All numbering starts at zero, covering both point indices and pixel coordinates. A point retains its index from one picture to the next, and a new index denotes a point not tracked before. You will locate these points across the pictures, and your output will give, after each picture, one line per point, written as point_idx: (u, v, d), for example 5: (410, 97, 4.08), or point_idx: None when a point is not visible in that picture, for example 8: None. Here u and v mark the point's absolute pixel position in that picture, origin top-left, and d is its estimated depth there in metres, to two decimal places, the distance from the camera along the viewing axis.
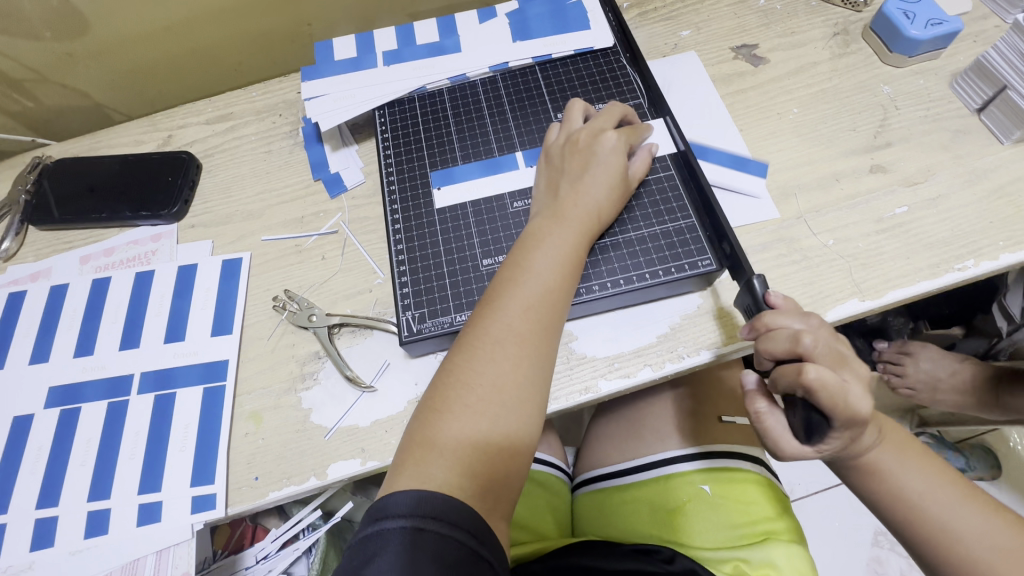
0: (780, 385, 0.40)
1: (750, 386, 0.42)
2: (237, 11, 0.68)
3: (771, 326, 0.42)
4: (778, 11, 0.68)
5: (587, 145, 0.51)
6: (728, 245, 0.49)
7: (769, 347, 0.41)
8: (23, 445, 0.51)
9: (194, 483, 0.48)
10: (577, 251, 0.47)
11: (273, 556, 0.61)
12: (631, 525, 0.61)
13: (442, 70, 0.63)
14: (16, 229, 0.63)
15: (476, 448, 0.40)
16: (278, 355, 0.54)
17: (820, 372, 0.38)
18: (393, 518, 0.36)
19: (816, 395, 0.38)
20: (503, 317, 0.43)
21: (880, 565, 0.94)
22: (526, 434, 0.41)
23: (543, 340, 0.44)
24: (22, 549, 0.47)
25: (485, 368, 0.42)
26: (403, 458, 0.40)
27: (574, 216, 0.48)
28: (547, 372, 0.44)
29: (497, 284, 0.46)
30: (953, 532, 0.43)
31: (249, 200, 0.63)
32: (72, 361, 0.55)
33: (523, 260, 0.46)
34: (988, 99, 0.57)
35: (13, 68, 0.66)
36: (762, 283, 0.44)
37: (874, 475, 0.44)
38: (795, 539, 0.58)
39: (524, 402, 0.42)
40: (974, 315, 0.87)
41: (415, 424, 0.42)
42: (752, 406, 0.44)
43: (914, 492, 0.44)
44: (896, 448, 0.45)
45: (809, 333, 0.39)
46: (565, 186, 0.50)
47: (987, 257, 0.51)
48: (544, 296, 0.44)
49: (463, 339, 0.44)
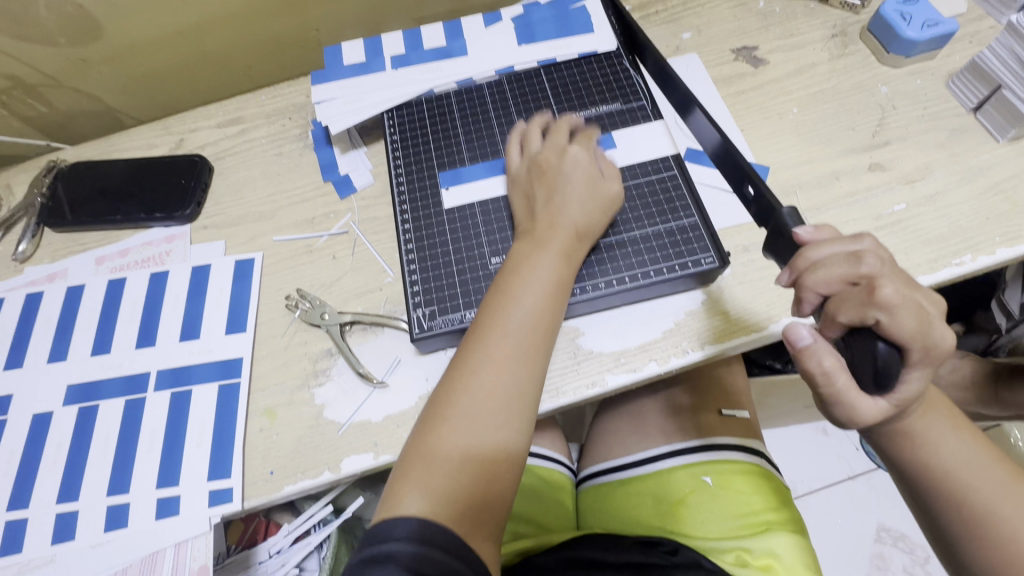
0: (841, 317, 0.37)
1: (804, 338, 0.38)
2: (247, 16, 0.69)
3: (815, 259, 0.39)
4: (778, 14, 0.69)
5: (553, 166, 0.53)
6: (754, 189, 0.47)
7: (822, 277, 0.38)
8: (42, 441, 0.53)
9: (211, 477, 0.50)
10: (560, 277, 0.48)
11: (286, 551, 0.63)
12: (634, 516, 0.62)
13: (449, 73, 0.64)
14: (32, 232, 0.64)
15: (455, 477, 0.41)
16: (291, 352, 0.55)
17: (896, 288, 0.36)
18: (395, 540, 0.38)
19: (896, 313, 0.35)
20: (486, 342, 0.44)
21: (882, 561, 0.95)
22: (504, 460, 0.42)
23: (524, 365, 0.44)
24: (43, 543, 0.49)
25: (464, 397, 0.43)
26: (394, 483, 0.41)
27: (554, 239, 0.49)
28: (529, 397, 0.44)
29: (484, 309, 0.47)
30: (994, 510, 0.41)
31: (260, 202, 0.64)
32: (89, 359, 0.56)
33: (506, 287, 0.47)
34: (984, 98, 0.58)
35: (27, 74, 0.68)
36: (794, 214, 0.43)
37: (917, 444, 0.42)
38: (798, 531, 0.58)
39: (501, 429, 0.42)
40: (975, 310, 0.90)
41: (403, 452, 0.43)
42: (816, 366, 0.38)
43: (955, 466, 0.42)
44: (945, 417, 0.43)
45: (867, 253, 0.37)
46: (538, 208, 0.51)
47: (984, 252, 0.52)
48: (525, 323, 0.45)
49: (449, 367, 0.45)
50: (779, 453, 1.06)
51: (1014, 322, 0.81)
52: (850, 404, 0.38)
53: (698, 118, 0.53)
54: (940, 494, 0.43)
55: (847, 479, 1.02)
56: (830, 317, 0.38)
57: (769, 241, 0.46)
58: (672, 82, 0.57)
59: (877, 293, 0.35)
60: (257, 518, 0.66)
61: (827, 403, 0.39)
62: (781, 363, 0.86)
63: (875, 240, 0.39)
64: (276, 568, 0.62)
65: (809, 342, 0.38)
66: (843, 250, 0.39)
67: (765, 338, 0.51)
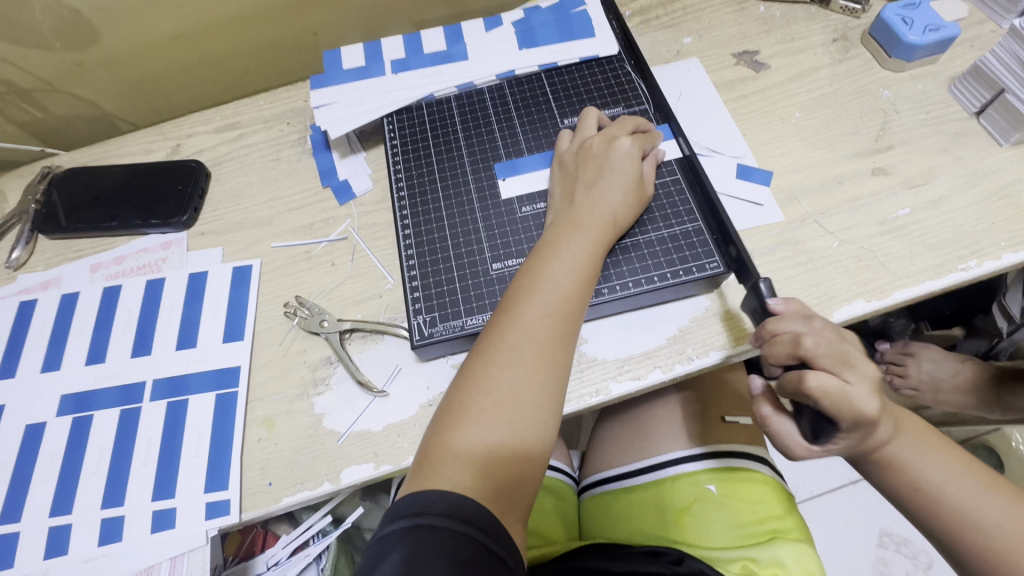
0: (787, 389, 0.42)
1: (754, 391, 0.45)
2: (245, 20, 0.69)
3: (775, 331, 0.43)
4: (778, 18, 0.69)
5: (600, 151, 0.52)
6: (734, 249, 0.50)
7: (770, 351, 0.43)
8: (36, 453, 0.52)
9: (208, 489, 0.49)
10: (593, 260, 0.48)
11: (283, 563, 0.61)
12: (638, 526, 0.61)
13: (450, 78, 0.64)
14: (26, 239, 0.63)
15: (490, 454, 0.40)
16: (289, 361, 0.54)
17: (822, 377, 0.40)
18: (396, 520, 0.37)
19: (821, 397, 0.40)
20: (521, 323, 0.44)
21: (886, 567, 0.94)
22: (540, 436, 0.42)
23: (560, 346, 0.44)
24: (35, 557, 0.47)
25: (502, 374, 0.42)
26: (420, 466, 0.41)
27: (590, 224, 0.49)
28: (561, 380, 0.44)
29: (515, 290, 0.46)
30: (971, 522, 0.42)
31: (258, 208, 0.64)
32: (84, 369, 0.55)
33: (540, 266, 0.46)
34: (987, 102, 0.58)
35: (21, 78, 0.67)
36: (768, 287, 0.46)
37: (887, 467, 0.45)
38: (803, 540, 0.57)
39: (536, 408, 0.42)
40: (974, 315, 0.90)
41: (434, 424, 0.43)
42: (760, 411, 0.45)
43: (930, 483, 0.44)
44: (909, 438, 0.44)
45: (809, 337, 0.41)
46: (581, 193, 0.51)
47: (989, 257, 0.52)
48: (561, 305, 0.45)
49: (481, 343, 0.44)
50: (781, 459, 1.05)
51: (1014, 326, 0.81)
52: (785, 445, 0.43)
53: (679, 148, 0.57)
54: (921, 510, 0.44)
55: (848, 484, 1.02)
56: (780, 385, 0.43)
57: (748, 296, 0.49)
58: (662, 104, 0.60)
59: (805, 381, 0.40)
60: (255, 528, 0.65)
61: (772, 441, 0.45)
62: None
63: (825, 323, 0.42)
64: None
65: (757, 394, 0.45)
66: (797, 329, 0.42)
67: None
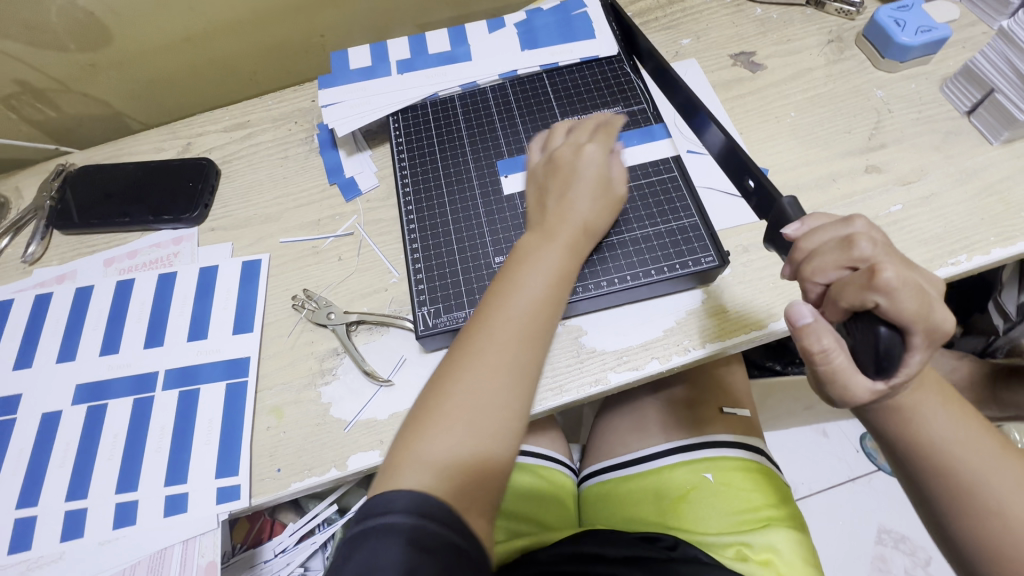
0: (843, 301, 0.34)
1: (804, 317, 0.35)
2: (254, 23, 0.71)
3: (812, 247, 0.37)
4: (775, 20, 0.70)
5: (569, 159, 0.53)
6: (755, 181, 0.48)
7: (817, 265, 0.36)
8: (52, 441, 0.53)
9: (219, 475, 0.50)
10: (562, 269, 0.48)
11: (290, 550, 0.63)
12: (634, 513, 0.62)
13: (454, 78, 0.66)
14: (41, 235, 0.65)
15: (451, 461, 0.40)
16: (297, 352, 0.56)
17: (897, 270, 0.33)
18: (398, 513, 0.37)
19: (896, 296, 0.32)
20: (487, 333, 0.45)
21: (884, 563, 0.95)
22: (505, 441, 0.42)
23: (529, 351, 0.45)
24: (52, 540, 0.49)
25: (464, 382, 0.43)
26: (385, 473, 0.41)
27: (561, 232, 0.49)
28: (530, 385, 0.44)
29: (487, 301, 0.47)
30: (982, 483, 0.40)
31: (267, 204, 0.65)
32: (98, 359, 0.57)
33: (512, 274, 0.48)
34: (977, 102, 0.59)
35: (36, 78, 0.68)
36: (795, 204, 0.42)
37: (908, 421, 0.40)
38: (798, 527, 0.59)
39: (502, 412, 0.43)
40: (971, 312, 0.90)
41: (402, 428, 0.43)
42: (812, 345, 0.35)
43: (946, 442, 0.40)
44: (936, 394, 0.40)
45: (861, 235, 0.34)
46: (551, 201, 0.52)
47: (979, 252, 0.53)
48: (528, 313, 0.46)
49: (454, 351, 0.45)
50: (779, 456, 1.06)
51: (1011, 324, 0.82)
52: (844, 383, 0.35)
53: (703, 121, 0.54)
54: (929, 469, 0.41)
55: (847, 481, 1.03)
56: (831, 302, 0.35)
57: (769, 233, 0.45)
58: (674, 82, 0.57)
59: (876, 277, 0.32)
60: (263, 516, 0.67)
61: (820, 380, 0.37)
62: (780, 364, 0.88)
63: (871, 221, 0.37)
64: (280, 568, 0.62)
65: (809, 320, 0.35)
66: (838, 235, 0.36)
67: (764, 337, 0.52)
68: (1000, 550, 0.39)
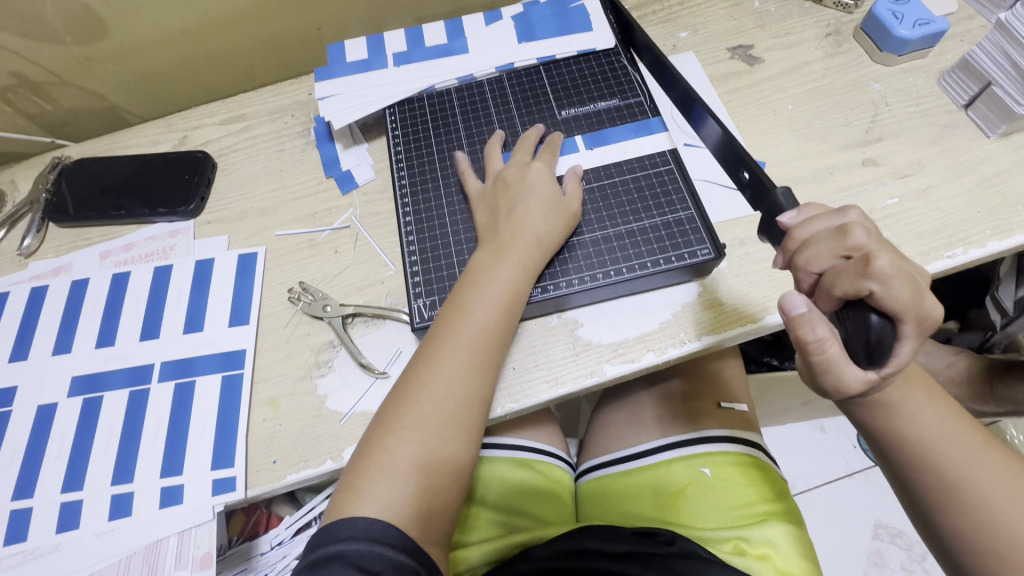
0: (836, 290, 0.34)
1: (798, 306, 0.34)
2: (250, 15, 0.71)
3: (805, 236, 0.37)
4: (773, 13, 0.70)
5: (517, 179, 0.54)
6: (750, 174, 0.47)
7: (812, 254, 0.35)
8: (48, 432, 0.53)
9: (214, 467, 0.50)
10: (515, 288, 0.49)
11: (287, 542, 0.63)
12: (632, 508, 0.63)
13: (451, 70, 0.65)
14: (37, 227, 0.65)
15: (400, 484, 0.43)
16: (293, 344, 0.56)
17: (891, 258, 0.32)
18: (349, 540, 0.40)
19: (890, 284, 0.32)
20: (436, 357, 0.46)
21: (880, 558, 0.96)
22: (452, 464, 0.45)
23: (477, 374, 0.46)
24: (48, 531, 0.49)
25: (413, 407, 0.45)
26: (342, 494, 0.43)
27: (514, 250, 0.50)
28: (479, 407, 0.46)
29: (438, 324, 0.48)
30: (966, 478, 0.40)
31: (264, 197, 0.65)
32: (94, 352, 0.57)
33: (461, 299, 0.48)
34: (975, 95, 0.59)
35: (32, 71, 0.68)
36: (789, 194, 0.42)
37: (893, 415, 0.40)
38: (794, 522, 0.59)
39: (450, 435, 0.45)
40: (970, 309, 0.91)
41: (355, 456, 0.45)
42: (806, 335, 0.34)
43: (930, 437, 0.40)
44: (921, 388, 0.40)
45: (856, 224, 0.34)
46: (505, 217, 0.52)
47: (975, 245, 0.53)
48: (476, 336, 0.47)
49: (402, 378, 0.47)
50: (776, 451, 1.07)
51: (1008, 320, 0.81)
52: (836, 374, 0.35)
53: (702, 115, 0.53)
54: (915, 465, 0.41)
55: (843, 476, 1.03)
56: (825, 291, 0.35)
57: (763, 224, 0.45)
58: (671, 76, 0.57)
59: (871, 265, 0.32)
60: (259, 508, 0.67)
61: (814, 371, 0.36)
62: (777, 359, 0.88)
63: (863, 212, 0.36)
64: (277, 561, 0.62)
65: (804, 310, 0.34)
66: (832, 225, 0.36)
67: (760, 330, 0.52)
68: (987, 545, 0.39)
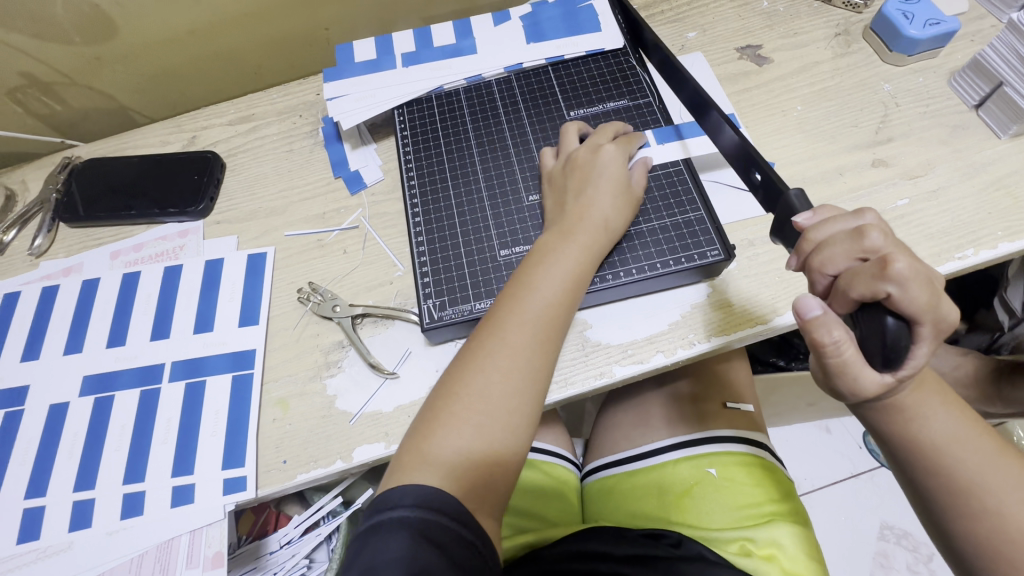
0: (853, 292, 0.34)
1: (813, 309, 0.34)
2: (259, 16, 0.71)
3: (820, 239, 0.37)
4: (782, 13, 0.70)
5: (587, 160, 0.53)
6: (762, 175, 0.47)
7: (828, 256, 0.35)
8: (60, 431, 0.54)
9: (225, 466, 0.51)
10: (581, 269, 0.49)
11: (296, 542, 0.63)
12: (640, 508, 0.63)
13: (459, 70, 0.66)
14: (47, 227, 0.65)
15: (461, 455, 0.42)
16: (303, 345, 0.56)
17: (909, 261, 0.32)
18: (411, 507, 0.39)
19: (908, 287, 0.32)
20: (502, 332, 0.46)
21: (886, 559, 0.95)
22: (511, 442, 0.43)
23: (541, 353, 0.46)
24: (60, 530, 0.49)
25: (476, 379, 0.44)
26: (400, 462, 0.43)
27: (580, 232, 0.50)
28: (540, 387, 0.45)
29: (503, 299, 0.48)
30: (980, 484, 0.39)
31: (272, 198, 0.65)
32: (105, 351, 0.57)
33: (526, 276, 0.48)
34: (986, 95, 0.59)
35: (42, 72, 0.69)
36: (801, 196, 0.42)
37: (908, 420, 0.40)
38: (801, 522, 0.59)
39: (512, 412, 0.44)
40: (976, 310, 0.91)
41: (414, 428, 0.44)
42: (822, 338, 0.35)
43: (944, 442, 0.40)
44: (936, 393, 0.40)
45: (873, 227, 0.34)
46: (571, 201, 0.52)
47: (986, 246, 0.53)
48: (544, 313, 0.46)
49: (465, 350, 0.46)
50: (783, 451, 1.07)
51: (1016, 320, 0.80)
52: (853, 377, 0.35)
53: (717, 121, 0.52)
54: (927, 469, 0.40)
55: (850, 477, 1.03)
56: (841, 293, 0.35)
57: (776, 226, 0.45)
58: (681, 76, 0.57)
59: (889, 267, 0.32)
60: (268, 508, 0.67)
61: (829, 373, 0.36)
62: (784, 360, 0.88)
63: (879, 215, 0.36)
64: (286, 560, 0.62)
65: (819, 313, 0.34)
66: (847, 227, 0.36)
67: (769, 331, 0.52)
68: (998, 550, 0.39)
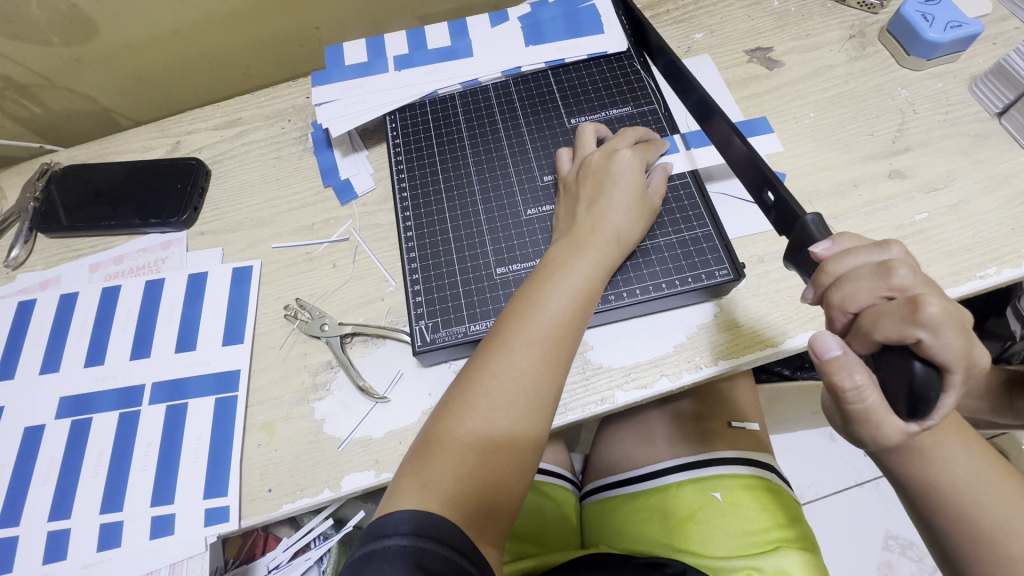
0: (876, 334, 0.32)
1: (831, 349, 0.33)
2: (246, 15, 0.67)
3: (841, 272, 0.34)
4: (793, 13, 0.67)
5: (601, 166, 0.50)
6: (775, 194, 0.44)
7: (850, 292, 0.33)
8: (36, 455, 0.51)
9: (207, 495, 0.48)
10: (591, 285, 0.46)
11: (284, 566, 0.61)
12: (642, 533, 0.60)
13: (454, 74, 0.62)
14: (25, 237, 0.62)
15: (462, 482, 0.39)
16: (290, 365, 0.53)
17: (941, 304, 0.30)
18: (398, 536, 0.36)
19: (940, 332, 0.30)
20: (508, 351, 0.42)
21: (890, 570, 0.93)
22: (515, 469, 0.41)
23: (548, 376, 0.43)
24: (34, 562, 0.47)
25: (479, 403, 0.41)
26: (396, 488, 0.40)
27: (591, 245, 0.47)
28: (549, 410, 0.42)
29: (508, 314, 0.44)
30: (1003, 530, 0.37)
31: (259, 207, 0.63)
32: (83, 371, 0.55)
33: (534, 291, 0.45)
34: (1010, 103, 0.56)
35: (18, 73, 0.65)
36: (819, 221, 0.40)
37: (928, 463, 0.38)
38: (808, 549, 0.56)
39: (515, 439, 0.41)
40: (987, 317, 0.86)
41: (413, 452, 0.41)
42: (843, 382, 0.33)
43: (965, 486, 0.38)
44: (954, 433, 0.38)
45: (900, 262, 0.32)
46: (582, 210, 0.49)
47: (1009, 264, 0.50)
48: (553, 332, 0.43)
49: (468, 368, 0.43)
50: (786, 460, 1.04)
51: None
52: (877, 424, 0.34)
53: (724, 130, 0.49)
54: (945, 513, 0.38)
55: (854, 486, 1.01)
56: (863, 333, 0.33)
57: (790, 250, 0.42)
58: (688, 83, 0.53)
59: (920, 311, 0.30)
60: (256, 531, 0.65)
61: (851, 419, 0.35)
62: (790, 370, 0.85)
63: (905, 248, 0.34)
64: None
65: (837, 354, 0.33)
66: (872, 261, 0.34)
67: (779, 355, 0.49)
68: None
